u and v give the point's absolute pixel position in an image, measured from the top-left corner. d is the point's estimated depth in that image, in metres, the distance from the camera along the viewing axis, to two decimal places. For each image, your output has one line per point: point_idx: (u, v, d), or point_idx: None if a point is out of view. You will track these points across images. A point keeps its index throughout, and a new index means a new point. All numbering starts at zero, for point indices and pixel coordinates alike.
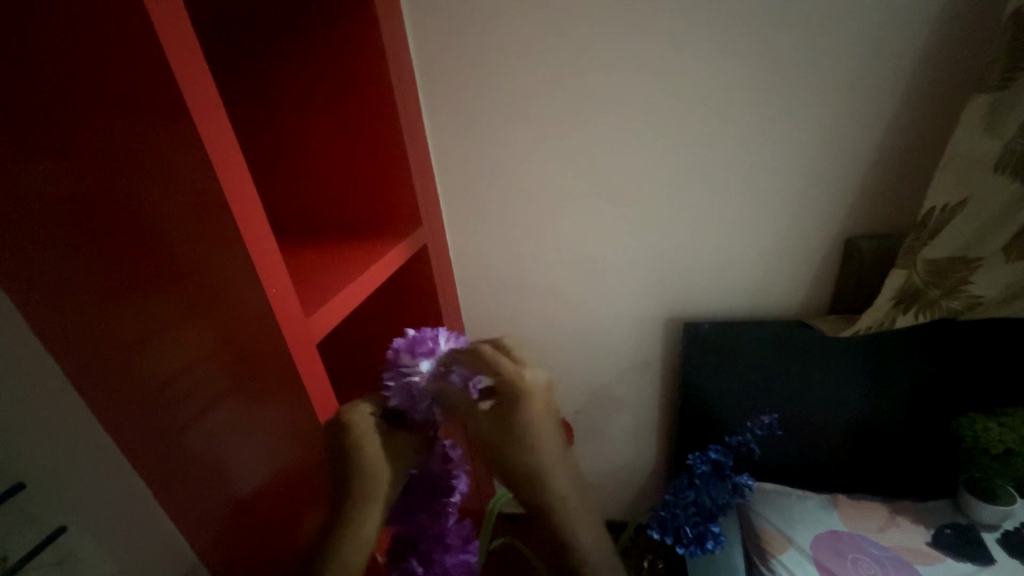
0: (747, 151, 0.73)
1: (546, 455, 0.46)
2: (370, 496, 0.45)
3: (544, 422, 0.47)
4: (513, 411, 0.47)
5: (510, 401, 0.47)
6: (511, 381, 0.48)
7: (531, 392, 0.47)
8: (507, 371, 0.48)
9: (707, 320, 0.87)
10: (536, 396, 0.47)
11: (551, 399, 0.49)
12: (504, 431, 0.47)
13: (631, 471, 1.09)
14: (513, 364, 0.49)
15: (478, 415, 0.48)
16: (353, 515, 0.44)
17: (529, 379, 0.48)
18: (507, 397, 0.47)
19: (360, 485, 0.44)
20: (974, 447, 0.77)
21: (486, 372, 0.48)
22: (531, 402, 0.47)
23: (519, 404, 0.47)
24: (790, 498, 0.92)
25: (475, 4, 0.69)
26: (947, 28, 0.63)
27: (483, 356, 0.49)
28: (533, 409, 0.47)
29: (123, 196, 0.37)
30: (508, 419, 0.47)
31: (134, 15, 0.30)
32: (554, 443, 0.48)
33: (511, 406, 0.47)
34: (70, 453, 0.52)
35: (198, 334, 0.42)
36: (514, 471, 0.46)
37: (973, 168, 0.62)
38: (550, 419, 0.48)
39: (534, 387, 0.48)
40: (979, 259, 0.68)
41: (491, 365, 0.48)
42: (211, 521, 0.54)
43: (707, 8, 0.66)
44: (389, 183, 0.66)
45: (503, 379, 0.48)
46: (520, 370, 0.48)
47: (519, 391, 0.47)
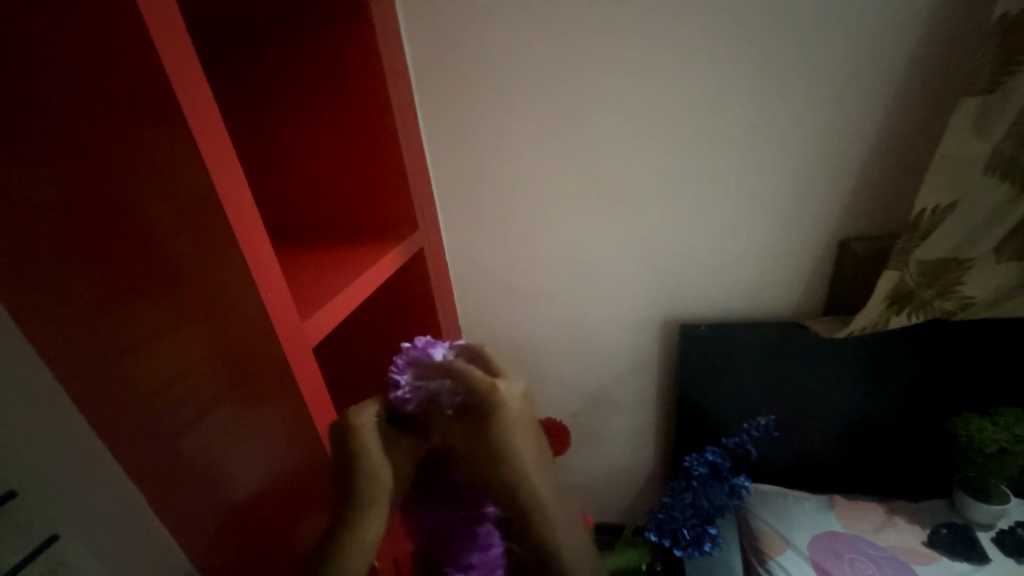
0: (742, 154, 0.74)
1: (523, 464, 0.46)
2: (376, 499, 0.44)
3: (518, 432, 0.47)
4: (485, 423, 0.46)
5: (480, 413, 0.46)
6: (480, 394, 0.47)
7: (502, 402, 0.47)
8: (477, 383, 0.47)
9: (704, 322, 0.87)
10: (508, 406, 0.47)
11: (525, 406, 0.49)
12: (478, 444, 0.46)
13: (629, 473, 1.09)
14: (482, 376, 0.48)
15: (453, 428, 0.48)
16: (358, 519, 0.43)
17: (503, 388, 0.48)
18: (478, 410, 0.47)
19: (366, 488, 0.44)
20: (968, 446, 0.78)
21: (456, 386, 0.47)
22: (503, 412, 0.47)
23: (490, 416, 0.46)
24: (787, 500, 0.92)
25: (471, 9, 0.70)
26: (936, 33, 0.64)
27: (451, 369, 0.48)
28: (509, 418, 0.47)
29: (118, 202, 0.37)
30: (480, 431, 0.46)
31: (130, 20, 0.30)
32: (531, 450, 0.47)
33: (483, 419, 0.46)
34: (65, 460, 0.51)
35: (194, 339, 0.42)
36: (490, 482, 0.46)
37: (963, 170, 0.63)
38: (525, 427, 0.48)
39: (506, 396, 0.47)
40: (970, 260, 0.69)
41: (461, 378, 0.47)
42: (205, 530, 0.53)
43: (701, 13, 0.66)
44: (386, 187, 0.66)
45: (473, 392, 0.47)
46: (491, 380, 0.48)
47: (489, 403, 0.47)
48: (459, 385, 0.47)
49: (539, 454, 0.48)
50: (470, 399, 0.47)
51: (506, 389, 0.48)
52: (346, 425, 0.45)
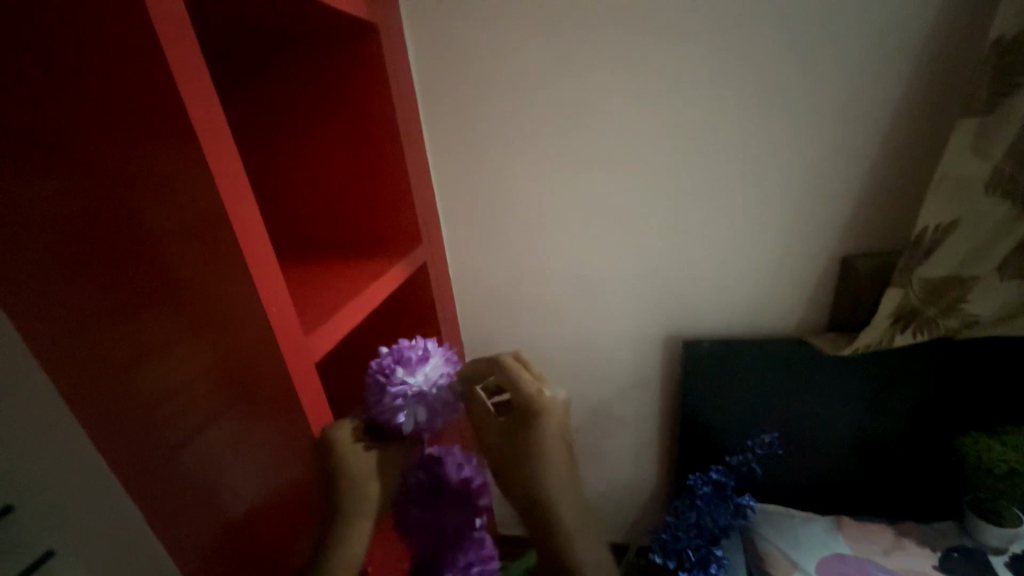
0: (742, 173, 0.75)
1: (549, 475, 0.46)
2: (357, 514, 0.44)
3: (553, 445, 0.47)
4: (523, 426, 0.47)
5: (522, 416, 0.47)
6: (526, 398, 0.47)
7: (546, 411, 0.47)
8: (524, 387, 0.47)
9: (706, 338, 0.87)
10: (550, 417, 0.47)
11: (567, 421, 0.48)
12: (512, 444, 0.48)
13: (632, 491, 1.07)
14: (532, 381, 0.48)
15: (491, 423, 0.50)
16: (341, 534, 0.44)
17: (547, 396, 0.47)
18: (521, 413, 0.47)
19: (348, 503, 0.44)
20: (978, 466, 0.77)
21: (505, 382, 0.49)
22: (544, 421, 0.46)
23: (531, 422, 0.47)
24: (793, 520, 0.91)
25: (476, 30, 0.72)
26: (932, 55, 0.65)
27: (505, 366, 0.49)
28: (545, 426, 0.46)
29: (126, 217, 0.38)
30: (517, 433, 0.48)
31: (146, 45, 0.31)
32: (562, 465, 0.47)
33: (522, 421, 0.47)
34: (62, 473, 0.51)
35: (197, 353, 0.42)
36: (513, 482, 0.48)
37: (964, 187, 0.64)
38: (563, 442, 0.47)
39: (552, 406, 0.47)
40: (974, 278, 0.69)
41: (511, 377, 0.49)
42: (199, 548, 0.52)
43: (700, 36, 0.68)
44: (389, 201, 0.67)
45: (520, 395, 0.48)
46: (540, 388, 0.48)
47: (534, 410, 0.47)
48: (507, 383, 0.49)
49: (569, 470, 0.47)
50: (517, 400, 0.48)
51: (552, 400, 0.48)
52: (330, 450, 0.45)
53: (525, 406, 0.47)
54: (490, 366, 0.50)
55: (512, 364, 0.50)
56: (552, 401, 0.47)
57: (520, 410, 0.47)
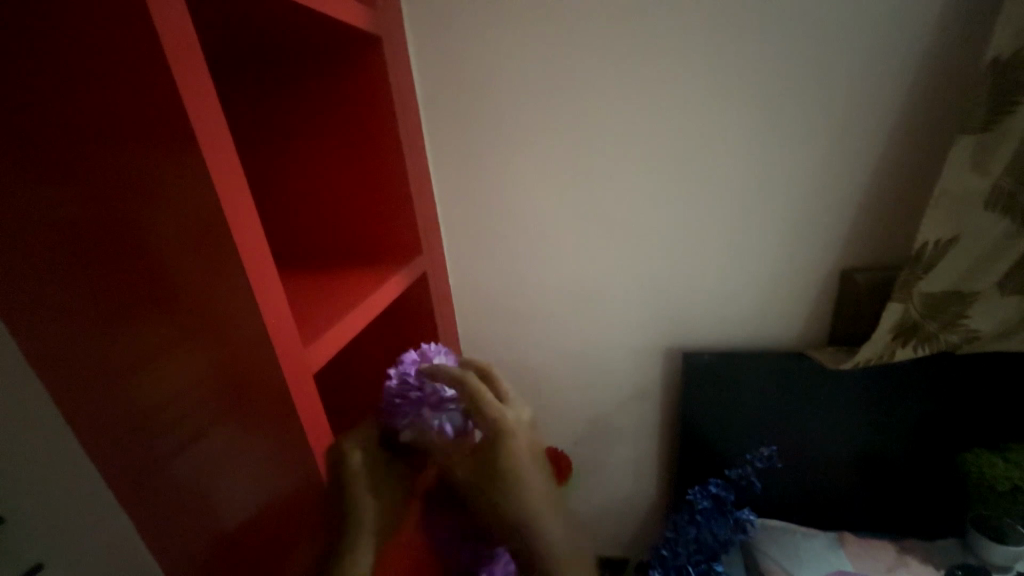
0: (742, 186, 0.75)
1: (524, 496, 0.46)
2: (362, 530, 0.43)
3: (524, 463, 0.47)
4: (491, 451, 0.47)
5: (488, 439, 0.47)
6: (489, 420, 0.47)
7: (511, 432, 0.47)
8: (486, 409, 0.48)
9: (706, 351, 0.86)
10: (515, 437, 0.47)
11: (531, 436, 0.50)
12: (483, 472, 0.47)
13: (631, 505, 1.06)
14: (494, 402, 0.49)
15: (461, 453, 0.49)
16: (346, 551, 0.43)
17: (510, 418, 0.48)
18: (487, 436, 0.48)
19: (355, 518, 0.44)
20: (980, 482, 0.76)
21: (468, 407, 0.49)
22: (510, 442, 0.47)
23: (497, 445, 0.47)
24: (794, 536, 0.90)
25: (477, 43, 0.72)
26: (930, 73, 0.66)
27: (465, 389, 0.49)
28: (517, 447, 0.47)
29: (126, 225, 0.37)
30: (487, 459, 0.47)
31: (151, 57, 0.31)
32: (535, 483, 0.47)
33: (489, 446, 0.47)
34: (55, 483, 0.50)
35: (194, 364, 0.42)
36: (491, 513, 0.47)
37: (962, 203, 0.64)
38: (532, 460, 0.48)
39: (515, 426, 0.48)
40: (973, 294, 0.69)
41: (473, 400, 0.49)
42: (192, 562, 0.51)
43: (699, 52, 0.69)
44: (390, 211, 0.67)
45: (482, 417, 0.48)
46: (501, 408, 0.49)
47: (498, 431, 0.47)
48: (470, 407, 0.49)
49: (545, 488, 0.48)
50: (481, 423, 0.48)
51: (514, 419, 0.49)
52: (344, 460, 0.46)
53: (490, 429, 0.47)
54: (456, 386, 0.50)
55: (476, 383, 0.50)
56: (514, 419, 0.49)
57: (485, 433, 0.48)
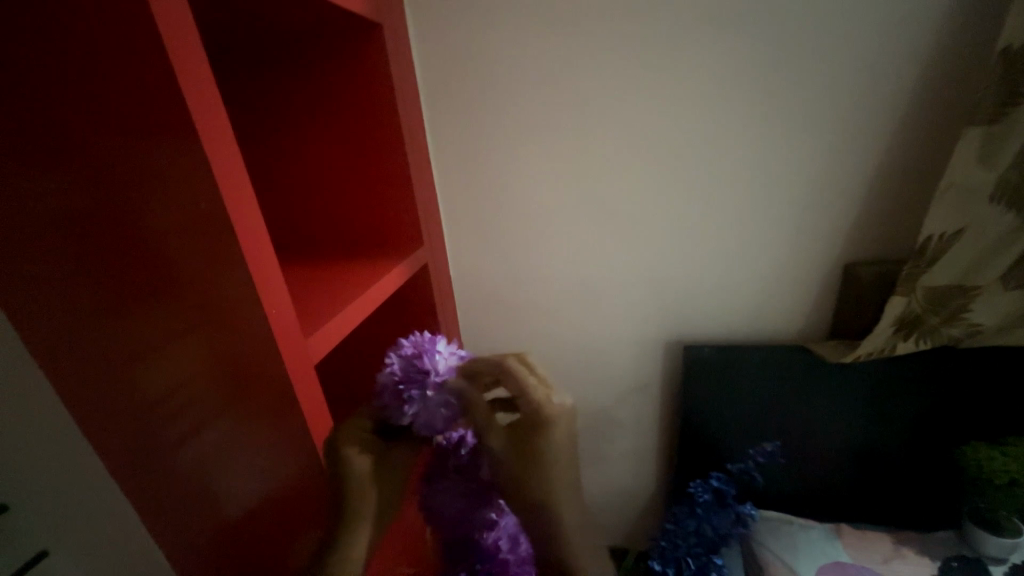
0: (747, 179, 0.74)
1: (554, 480, 0.47)
2: (357, 514, 0.44)
3: (561, 450, 0.47)
4: (531, 432, 0.46)
5: (529, 421, 0.46)
6: (535, 404, 0.46)
7: (556, 419, 0.46)
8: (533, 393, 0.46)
9: (707, 344, 0.86)
10: (559, 425, 0.46)
11: (573, 428, 0.47)
12: (517, 451, 0.47)
13: (630, 495, 1.07)
14: (540, 386, 0.47)
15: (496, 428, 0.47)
16: (343, 531, 0.44)
17: (554, 405, 0.46)
18: (524, 418, 0.47)
19: (352, 501, 0.44)
20: (978, 475, 0.76)
21: (512, 387, 0.47)
22: (553, 429, 0.46)
23: (539, 429, 0.46)
24: (792, 527, 0.90)
25: (480, 31, 0.71)
26: (939, 63, 0.65)
27: (512, 371, 0.47)
28: (551, 436, 0.46)
29: (124, 213, 0.37)
30: (525, 440, 0.47)
31: (147, 45, 0.31)
32: (565, 470, 0.47)
33: (530, 428, 0.46)
34: (60, 473, 0.51)
35: (195, 353, 0.42)
36: (518, 491, 0.47)
37: (969, 197, 0.63)
38: (569, 448, 0.47)
39: (561, 414, 0.46)
40: (977, 288, 0.69)
41: (516, 382, 0.47)
42: (198, 549, 0.52)
43: (705, 40, 0.67)
44: (391, 202, 0.67)
45: (527, 400, 0.46)
46: (550, 395, 0.47)
47: (543, 416, 0.46)
48: (514, 387, 0.47)
49: (568, 477, 0.47)
50: (525, 406, 0.46)
51: (557, 409, 0.46)
52: (337, 448, 0.45)
53: (532, 412, 0.46)
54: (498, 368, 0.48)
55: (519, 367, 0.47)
56: (561, 407, 0.46)
57: (527, 415, 0.46)
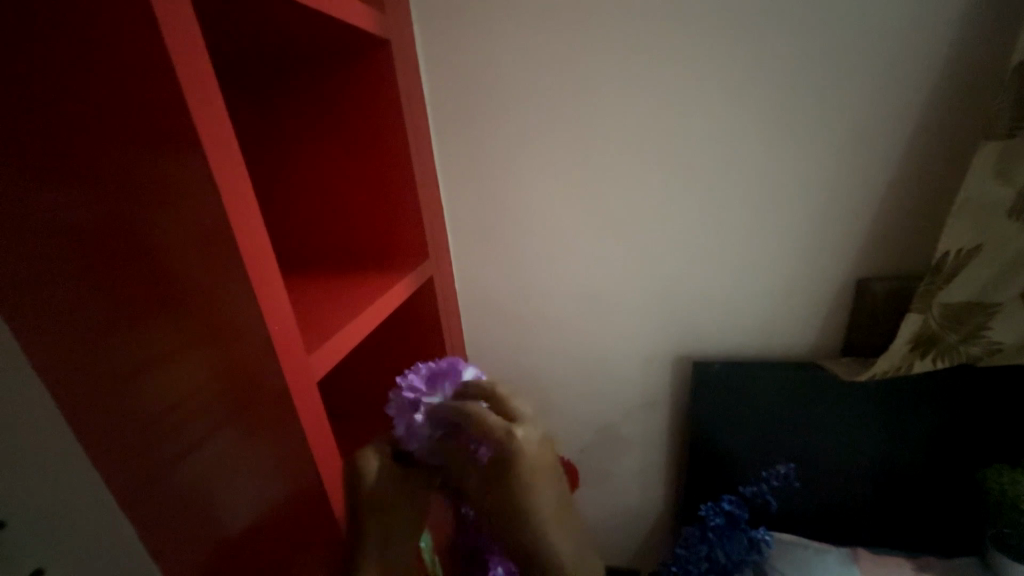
0: (755, 193, 0.73)
1: (540, 511, 0.46)
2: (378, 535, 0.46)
3: (538, 477, 0.47)
4: (503, 473, 0.46)
5: (497, 460, 0.46)
6: (499, 443, 0.46)
7: (523, 453, 0.46)
8: (496, 431, 0.46)
9: (717, 360, 0.85)
10: (528, 456, 0.46)
11: (545, 449, 0.49)
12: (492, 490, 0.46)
13: (638, 515, 1.04)
14: (502, 424, 0.47)
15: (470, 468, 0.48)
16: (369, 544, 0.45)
17: (520, 437, 0.47)
18: (496, 458, 0.46)
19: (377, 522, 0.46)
20: (1001, 501, 0.73)
21: (475, 432, 0.47)
22: (522, 462, 0.46)
23: (509, 465, 0.46)
24: (807, 552, 0.87)
25: (487, 45, 0.71)
26: (953, 77, 0.64)
27: (472, 414, 0.47)
28: (527, 468, 0.46)
29: (129, 228, 0.37)
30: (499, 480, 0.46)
31: (156, 64, 0.31)
32: (551, 496, 0.48)
33: (503, 467, 0.46)
34: (58, 491, 0.50)
35: (199, 369, 0.41)
36: (507, 535, 0.46)
37: (986, 212, 0.62)
38: (546, 474, 0.48)
39: (526, 445, 0.46)
40: (996, 305, 0.67)
41: (480, 424, 0.47)
42: (195, 570, 0.51)
43: (714, 54, 0.67)
44: (396, 215, 0.66)
45: (491, 440, 0.46)
46: (509, 431, 0.46)
47: (508, 453, 0.46)
48: (477, 432, 0.47)
49: (555, 500, 0.48)
50: (490, 446, 0.46)
51: (524, 438, 0.47)
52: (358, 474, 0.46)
53: (502, 452, 0.46)
54: (460, 412, 0.48)
55: (478, 408, 0.48)
56: (525, 438, 0.47)
57: (494, 455, 0.46)
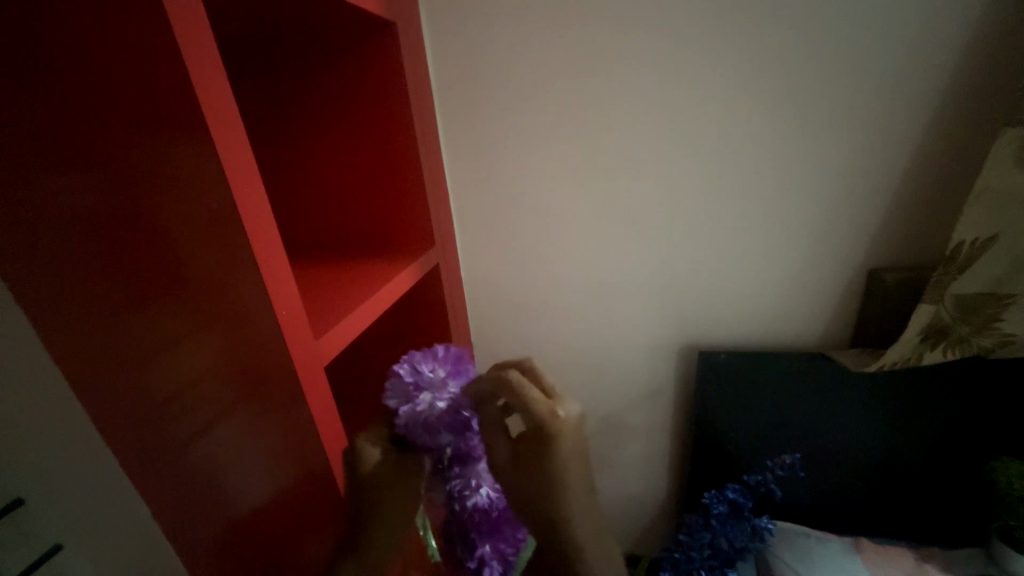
0: (766, 180, 0.72)
1: (566, 490, 0.47)
2: (385, 528, 0.47)
3: (572, 461, 0.47)
4: (537, 448, 0.46)
5: (534, 436, 0.46)
6: (538, 419, 0.46)
7: (560, 432, 0.46)
8: (536, 407, 0.46)
9: (723, 350, 0.84)
10: (565, 436, 0.46)
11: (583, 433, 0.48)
12: (523, 462, 0.47)
13: (641, 501, 1.05)
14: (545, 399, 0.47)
15: (501, 438, 0.48)
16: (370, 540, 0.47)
17: (562, 416, 0.46)
18: (532, 433, 0.46)
19: (379, 521, 0.47)
20: (1007, 494, 0.73)
21: (515, 402, 0.47)
22: (559, 441, 0.46)
23: (545, 445, 0.46)
24: (808, 541, 0.88)
25: (495, 29, 0.70)
26: (976, 61, 0.62)
27: (514, 386, 0.47)
28: (562, 446, 0.46)
29: (138, 209, 0.37)
30: (530, 453, 0.46)
31: (162, 45, 0.31)
32: (580, 479, 0.47)
33: (536, 443, 0.46)
34: (70, 471, 0.51)
35: (208, 352, 0.42)
36: (530, 506, 0.47)
37: (1006, 201, 0.61)
38: (579, 458, 0.47)
39: (565, 425, 0.46)
40: (1011, 296, 0.65)
41: (521, 397, 0.46)
42: (205, 548, 0.52)
43: (727, 38, 0.66)
44: (402, 202, 0.66)
45: (530, 415, 0.46)
46: (551, 408, 0.46)
47: (547, 430, 0.46)
48: (517, 401, 0.47)
49: (584, 484, 0.48)
50: (529, 420, 0.46)
51: (564, 418, 0.46)
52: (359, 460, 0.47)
53: (540, 427, 0.45)
54: (500, 381, 0.47)
55: (520, 380, 0.47)
56: (565, 418, 0.46)
57: (532, 430, 0.46)
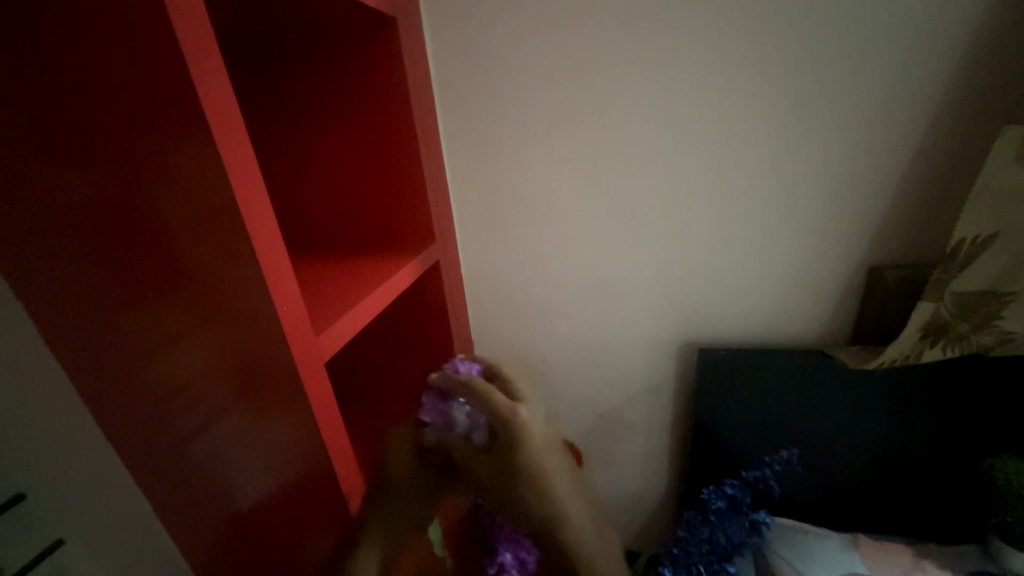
0: (767, 177, 0.72)
1: (546, 489, 0.47)
2: (386, 526, 0.47)
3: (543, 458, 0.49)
4: (507, 450, 0.48)
5: (503, 437, 0.48)
6: (503, 420, 0.48)
7: (526, 430, 0.48)
8: (499, 408, 0.49)
9: (723, 347, 0.84)
10: (531, 434, 0.48)
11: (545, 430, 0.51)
12: (499, 468, 0.48)
13: (640, 497, 1.05)
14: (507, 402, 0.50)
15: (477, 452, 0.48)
16: (368, 540, 0.47)
17: (523, 415, 0.49)
18: (501, 435, 0.48)
19: (378, 519, 0.47)
20: (1005, 490, 0.73)
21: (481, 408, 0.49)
22: (526, 439, 0.48)
23: (513, 445, 0.48)
24: (807, 537, 0.88)
25: (496, 24, 0.70)
26: (979, 58, 0.62)
27: (477, 392, 0.50)
28: (530, 444, 0.48)
29: (138, 203, 0.37)
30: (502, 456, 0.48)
31: (162, 39, 0.30)
32: (557, 475, 0.49)
33: (507, 444, 0.48)
34: (71, 465, 0.51)
35: (209, 346, 0.42)
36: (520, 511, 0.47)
37: (1007, 199, 0.61)
38: (549, 454, 0.49)
39: (528, 423, 0.49)
40: (1011, 294, 0.65)
41: (485, 401, 0.49)
42: (206, 542, 0.52)
43: (729, 33, 0.65)
44: (402, 198, 0.66)
45: (494, 417, 0.49)
46: (513, 407, 0.49)
47: (512, 429, 0.48)
48: (483, 408, 0.49)
49: (562, 481, 0.50)
50: (495, 422, 0.49)
51: (527, 416, 0.50)
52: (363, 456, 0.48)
53: (506, 428, 0.48)
54: (467, 389, 0.50)
55: (484, 387, 0.50)
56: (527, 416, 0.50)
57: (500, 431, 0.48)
